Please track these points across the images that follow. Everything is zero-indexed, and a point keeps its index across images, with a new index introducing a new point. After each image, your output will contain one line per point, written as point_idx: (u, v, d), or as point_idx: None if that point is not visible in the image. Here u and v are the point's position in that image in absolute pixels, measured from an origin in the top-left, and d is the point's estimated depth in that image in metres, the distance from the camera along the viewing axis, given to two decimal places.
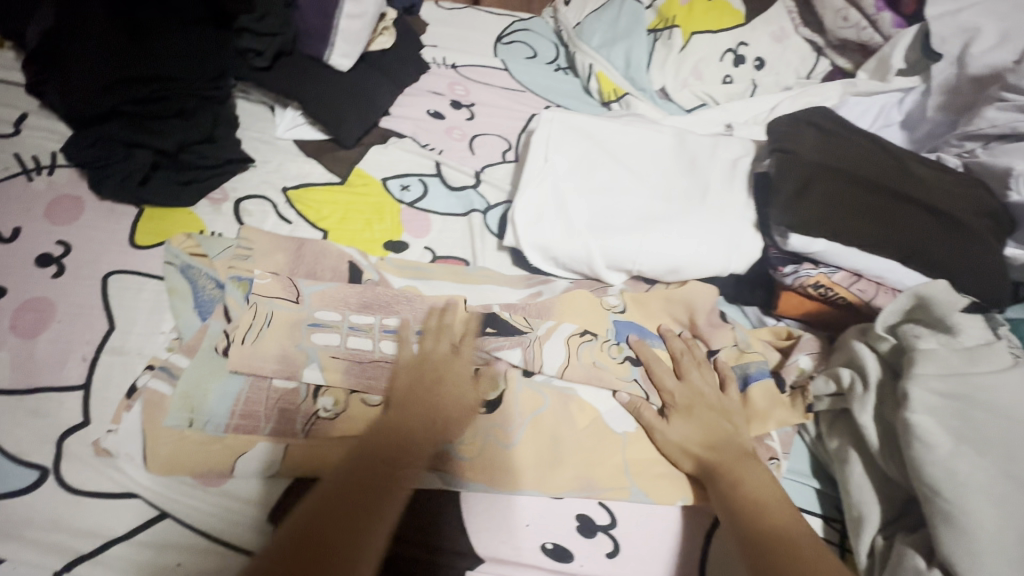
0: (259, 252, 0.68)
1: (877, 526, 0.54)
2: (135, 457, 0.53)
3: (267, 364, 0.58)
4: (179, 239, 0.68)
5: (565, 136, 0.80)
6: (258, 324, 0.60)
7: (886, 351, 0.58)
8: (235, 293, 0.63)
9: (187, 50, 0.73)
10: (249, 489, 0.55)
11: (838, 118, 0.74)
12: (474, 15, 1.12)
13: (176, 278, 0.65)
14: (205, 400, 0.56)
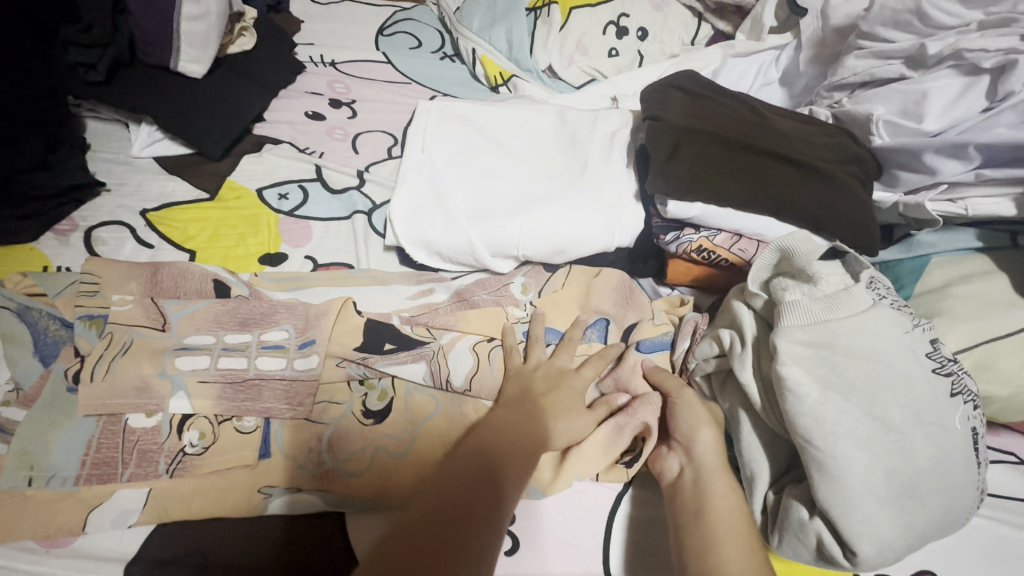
0: (109, 283, 0.61)
1: (768, 482, 0.55)
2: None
3: (124, 398, 0.54)
4: (14, 280, 0.61)
5: (441, 126, 0.77)
6: (112, 353, 0.56)
7: (761, 308, 0.58)
8: (85, 332, 0.57)
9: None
10: (106, 544, 0.50)
11: (706, 82, 0.74)
12: (352, 8, 1.07)
13: (11, 323, 0.58)
14: (48, 451, 0.51)
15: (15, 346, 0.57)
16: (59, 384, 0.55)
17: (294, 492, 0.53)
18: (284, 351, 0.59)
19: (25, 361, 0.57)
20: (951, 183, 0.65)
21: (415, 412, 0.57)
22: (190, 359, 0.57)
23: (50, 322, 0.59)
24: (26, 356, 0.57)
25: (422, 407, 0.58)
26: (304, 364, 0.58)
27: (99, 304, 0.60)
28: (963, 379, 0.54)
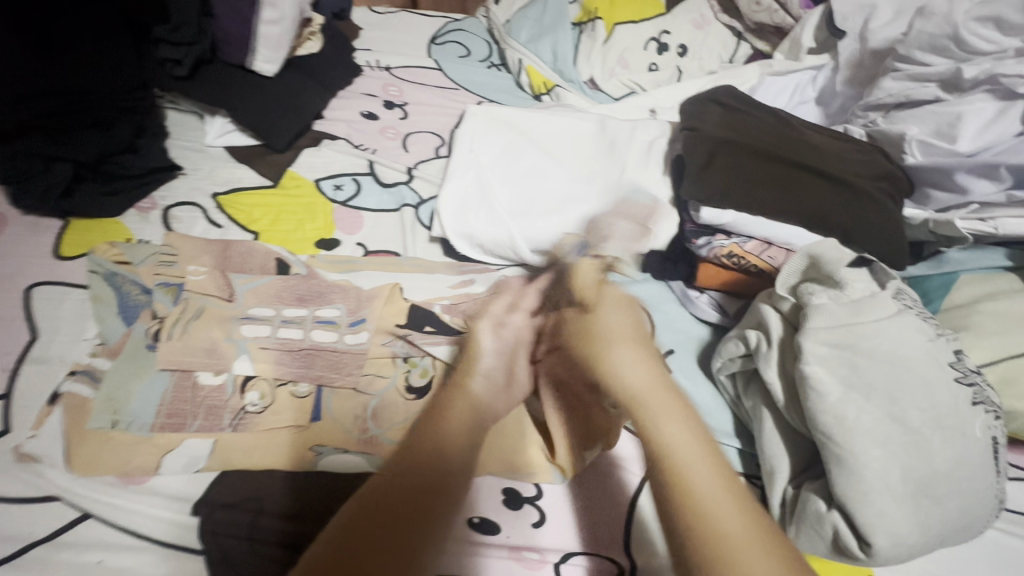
0: (184, 256, 0.69)
1: (787, 477, 0.57)
2: (58, 460, 0.54)
3: (195, 357, 0.60)
4: (105, 249, 0.68)
5: (487, 130, 0.82)
6: (187, 317, 0.62)
7: (788, 310, 0.60)
8: (162, 298, 0.63)
9: (103, 65, 0.73)
10: (175, 486, 0.55)
11: (745, 96, 0.78)
12: (407, 18, 1.14)
13: (101, 286, 0.65)
14: (129, 399, 0.57)
15: (104, 302, 0.64)
16: (138, 340, 0.61)
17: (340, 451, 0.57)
18: (335, 325, 0.65)
19: (110, 317, 0.63)
20: (982, 203, 0.67)
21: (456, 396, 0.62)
22: (254, 326, 0.63)
23: (131, 285, 0.65)
24: (111, 312, 0.63)
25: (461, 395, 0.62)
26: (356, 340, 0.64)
27: (179, 274, 0.66)
28: (986, 390, 0.56)
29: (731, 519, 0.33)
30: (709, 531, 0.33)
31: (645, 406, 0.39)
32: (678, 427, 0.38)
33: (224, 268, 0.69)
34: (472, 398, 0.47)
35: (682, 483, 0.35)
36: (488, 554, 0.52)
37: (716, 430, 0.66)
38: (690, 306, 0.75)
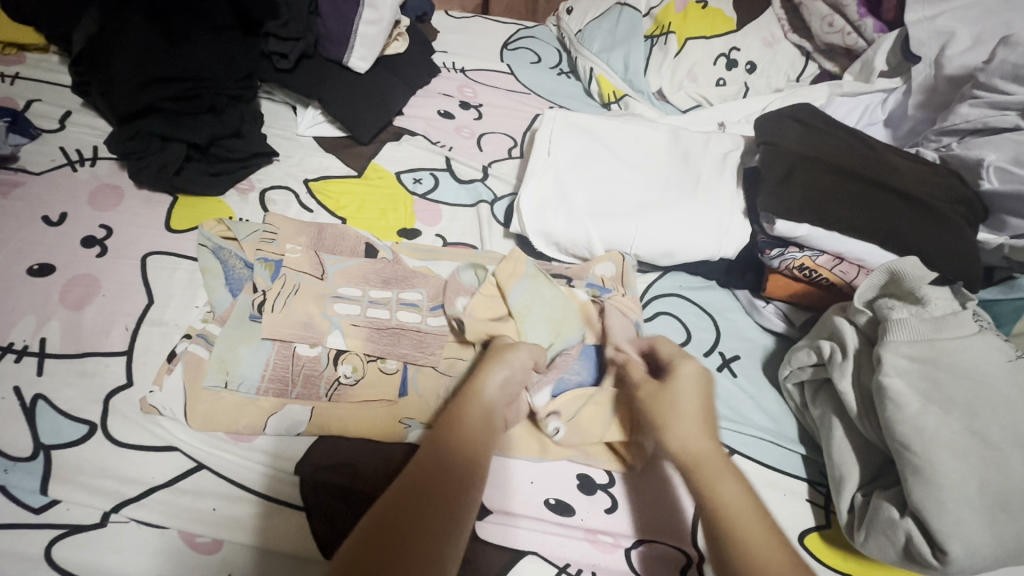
0: (283, 236, 0.72)
1: (857, 485, 0.59)
2: (179, 414, 0.58)
3: (294, 330, 0.63)
4: (213, 224, 0.73)
5: (565, 133, 0.85)
6: (286, 292, 0.65)
7: (864, 324, 0.62)
8: (261, 272, 0.67)
9: (218, 53, 0.80)
10: (277, 446, 0.59)
11: (822, 115, 0.80)
12: (481, 24, 1.19)
13: (209, 258, 0.70)
14: (238, 363, 0.61)
15: (211, 273, 0.69)
16: (244, 311, 0.65)
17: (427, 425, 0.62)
18: (421, 308, 0.68)
19: (218, 288, 0.68)
20: None
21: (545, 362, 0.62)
22: (347, 304, 0.66)
23: (236, 260, 0.70)
24: (218, 283, 0.68)
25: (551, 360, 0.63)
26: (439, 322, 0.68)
27: (276, 251, 0.70)
28: None
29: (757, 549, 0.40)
30: (740, 547, 0.41)
31: (703, 468, 0.45)
32: (727, 480, 0.44)
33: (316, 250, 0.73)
34: (482, 401, 0.50)
35: (728, 526, 0.42)
36: (567, 534, 0.57)
37: (781, 435, 0.68)
38: (756, 315, 0.77)
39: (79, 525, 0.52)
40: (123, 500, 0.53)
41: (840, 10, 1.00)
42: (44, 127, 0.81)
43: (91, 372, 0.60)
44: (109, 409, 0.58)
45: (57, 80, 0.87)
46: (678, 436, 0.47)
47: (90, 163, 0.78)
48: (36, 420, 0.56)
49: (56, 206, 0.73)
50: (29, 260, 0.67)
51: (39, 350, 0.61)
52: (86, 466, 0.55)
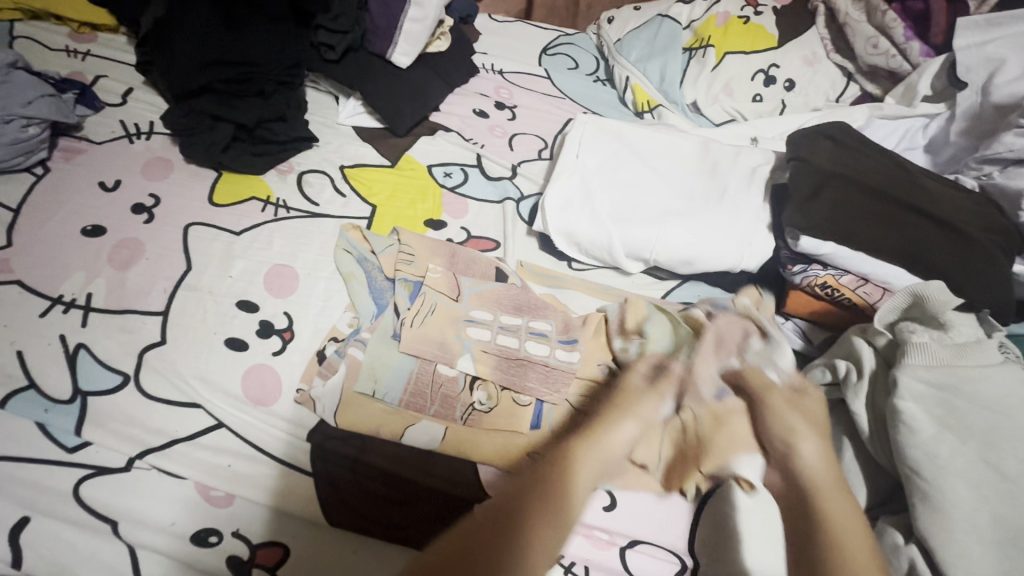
0: None
1: (863, 508, 0.57)
2: (302, 400, 0.62)
3: (430, 349, 0.65)
4: (350, 229, 0.79)
5: (596, 137, 0.86)
6: (424, 311, 0.68)
7: (883, 346, 0.61)
8: (401, 291, 0.70)
9: (270, 43, 0.85)
10: (292, 413, 0.62)
11: (857, 134, 0.78)
12: (523, 28, 1.22)
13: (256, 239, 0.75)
14: (386, 372, 0.63)
15: (375, 278, 0.73)
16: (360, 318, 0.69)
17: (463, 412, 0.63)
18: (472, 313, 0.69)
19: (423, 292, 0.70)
20: None
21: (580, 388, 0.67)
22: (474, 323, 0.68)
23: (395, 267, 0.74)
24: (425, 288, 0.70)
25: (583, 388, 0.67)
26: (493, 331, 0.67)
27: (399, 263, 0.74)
28: None
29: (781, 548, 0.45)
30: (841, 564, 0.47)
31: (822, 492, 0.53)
32: (838, 490, 0.53)
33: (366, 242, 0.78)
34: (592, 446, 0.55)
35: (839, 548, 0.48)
36: None
37: None
38: None
39: (107, 467, 0.56)
40: (148, 448, 0.57)
41: (886, 31, 0.98)
42: (108, 101, 0.87)
43: (129, 328, 0.64)
44: (142, 363, 0.62)
45: (124, 58, 0.93)
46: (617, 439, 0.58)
47: (146, 136, 0.84)
48: (76, 367, 0.60)
49: (112, 173, 0.78)
50: (83, 221, 0.72)
51: (85, 304, 0.65)
52: (116, 413, 0.58)
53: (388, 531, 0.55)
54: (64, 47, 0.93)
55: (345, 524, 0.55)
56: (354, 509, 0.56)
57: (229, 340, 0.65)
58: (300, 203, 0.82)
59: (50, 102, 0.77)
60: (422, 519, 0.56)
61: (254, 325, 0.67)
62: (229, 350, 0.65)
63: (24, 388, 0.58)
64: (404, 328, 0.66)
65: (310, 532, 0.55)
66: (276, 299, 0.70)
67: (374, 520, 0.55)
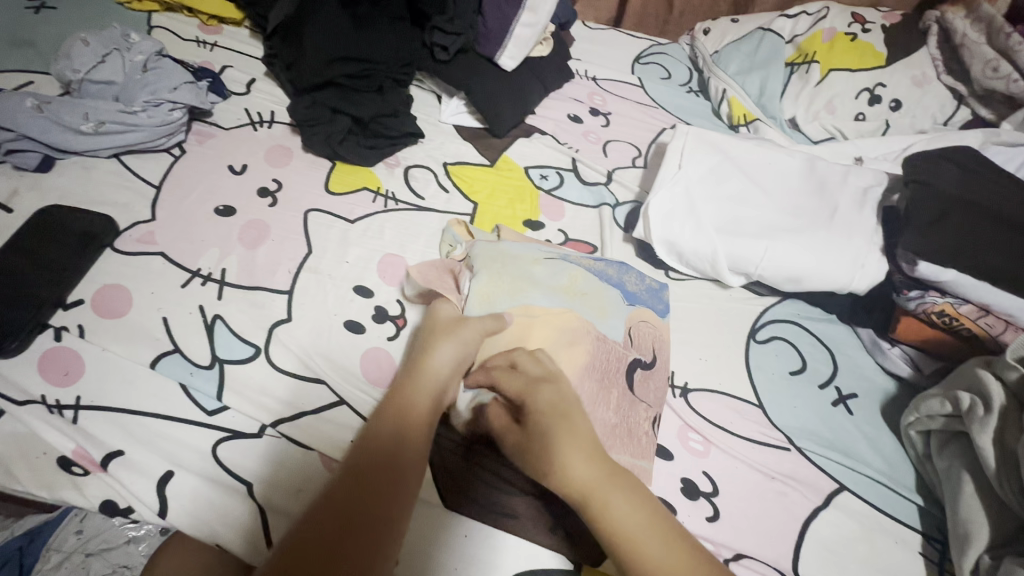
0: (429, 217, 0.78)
1: (985, 546, 0.55)
2: None
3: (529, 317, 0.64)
4: (456, 225, 0.78)
5: (698, 147, 0.85)
6: (519, 274, 0.67)
7: (1014, 381, 0.59)
8: (504, 257, 0.69)
9: (394, 44, 0.91)
10: None
11: (983, 159, 0.75)
12: (616, 37, 1.23)
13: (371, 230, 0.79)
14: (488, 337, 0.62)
15: (499, 263, 0.69)
16: (487, 301, 0.65)
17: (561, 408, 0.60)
18: (584, 307, 0.66)
19: (543, 283, 0.67)
20: None
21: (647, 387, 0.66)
22: (594, 319, 0.66)
23: (513, 252, 0.70)
24: (541, 277, 0.68)
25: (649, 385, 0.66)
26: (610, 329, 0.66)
27: (516, 251, 0.71)
28: None
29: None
30: None
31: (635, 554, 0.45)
32: (621, 505, 0.47)
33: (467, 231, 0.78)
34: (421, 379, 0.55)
35: None
36: None
37: (897, 482, 0.65)
38: (879, 357, 0.75)
39: (240, 431, 0.59)
40: (280, 417, 0.60)
41: (1009, 55, 0.94)
42: (234, 90, 0.93)
43: (260, 305, 0.69)
44: (271, 338, 0.66)
45: (248, 51, 0.99)
46: (565, 469, 0.49)
47: (268, 125, 0.89)
48: (214, 337, 0.65)
49: (240, 158, 0.83)
50: (215, 201, 0.77)
51: (220, 278, 0.70)
52: (250, 382, 0.63)
53: (506, 522, 0.56)
54: (194, 38, 0.99)
55: (463, 512, 0.57)
56: (471, 497, 0.58)
57: (347, 323, 0.69)
58: (406, 196, 0.85)
59: (191, 89, 0.83)
60: (536, 512, 0.57)
61: (370, 310, 0.70)
62: (348, 332, 0.68)
63: (170, 351, 0.63)
64: (503, 290, 0.66)
65: (425, 512, 0.56)
66: (389, 286, 0.73)
67: (490, 509, 0.57)
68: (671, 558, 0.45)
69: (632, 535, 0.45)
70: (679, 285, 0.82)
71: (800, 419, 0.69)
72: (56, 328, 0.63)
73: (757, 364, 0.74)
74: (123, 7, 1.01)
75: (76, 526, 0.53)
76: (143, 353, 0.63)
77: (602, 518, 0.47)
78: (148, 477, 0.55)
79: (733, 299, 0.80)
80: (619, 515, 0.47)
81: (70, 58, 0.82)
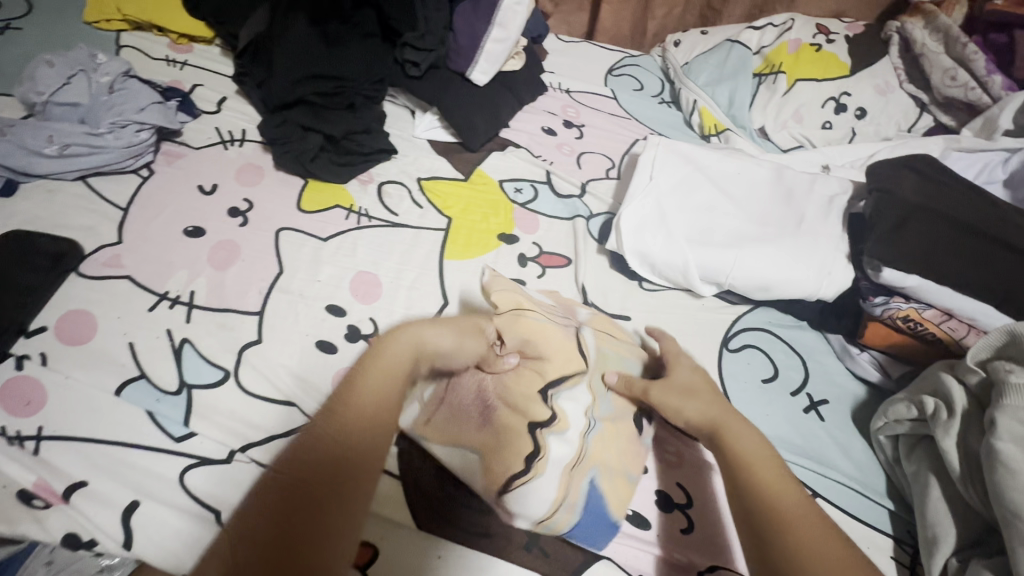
0: (399, 250, 0.80)
1: (952, 549, 0.56)
2: None
3: (563, 310, 0.71)
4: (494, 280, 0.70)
5: (670, 159, 0.86)
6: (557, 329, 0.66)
7: (975, 385, 0.61)
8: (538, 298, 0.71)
9: (365, 60, 0.91)
10: None
11: (942, 166, 0.77)
12: (588, 49, 1.24)
13: (344, 248, 0.79)
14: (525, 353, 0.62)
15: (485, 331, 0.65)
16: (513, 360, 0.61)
17: (524, 486, 0.55)
18: (570, 374, 0.62)
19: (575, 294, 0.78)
20: None
21: (627, 459, 0.61)
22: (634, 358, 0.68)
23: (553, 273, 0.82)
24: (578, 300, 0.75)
25: (630, 451, 0.61)
26: (598, 396, 0.62)
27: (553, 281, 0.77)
28: None
29: (795, 515, 0.49)
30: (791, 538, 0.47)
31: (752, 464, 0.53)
32: (740, 434, 0.55)
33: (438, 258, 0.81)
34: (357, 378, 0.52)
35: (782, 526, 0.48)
36: (643, 547, 0.58)
37: (868, 486, 0.66)
38: (849, 362, 0.76)
39: (209, 458, 0.58)
40: (249, 442, 0.60)
41: (965, 64, 0.97)
42: (205, 109, 0.92)
43: (229, 326, 0.68)
44: (241, 360, 0.65)
45: (218, 68, 0.99)
46: (691, 408, 0.58)
47: (239, 143, 0.88)
48: (182, 361, 0.64)
49: (210, 178, 0.83)
50: (184, 221, 0.77)
51: (188, 301, 0.69)
52: (218, 407, 0.62)
53: (481, 541, 0.56)
54: (164, 57, 0.99)
55: (435, 532, 0.56)
56: (444, 516, 0.57)
57: (320, 343, 0.68)
58: (380, 212, 0.85)
59: (159, 109, 0.82)
60: (510, 530, 0.57)
61: (342, 330, 0.70)
62: (320, 352, 0.67)
63: (135, 377, 0.62)
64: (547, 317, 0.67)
65: (399, 536, 0.56)
66: (361, 304, 0.73)
67: (464, 528, 0.57)
68: (782, 479, 0.52)
69: (756, 460, 0.53)
70: (652, 296, 0.82)
71: (773, 427, 0.70)
72: (16, 357, 0.61)
73: (730, 373, 0.74)
74: (91, 27, 1.00)
75: (46, 557, 0.51)
76: (107, 380, 0.61)
77: (729, 439, 0.55)
78: (112, 509, 0.54)
79: (706, 308, 0.81)
80: (742, 441, 0.55)
81: (34, 80, 0.81)
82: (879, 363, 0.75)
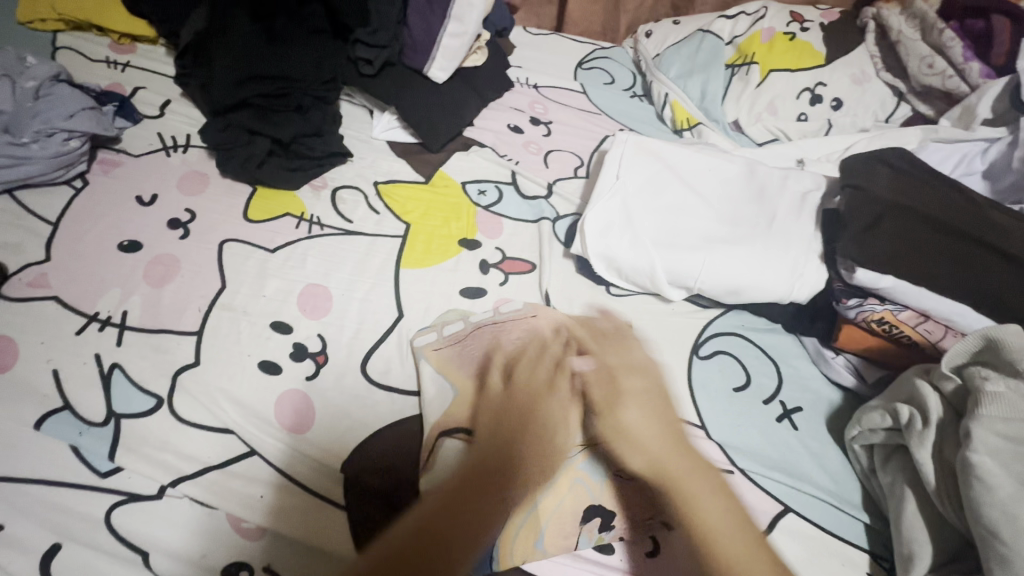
0: (353, 261, 0.76)
1: (928, 567, 0.54)
2: (341, 431, 0.60)
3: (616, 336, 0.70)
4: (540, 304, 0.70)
5: (637, 157, 0.82)
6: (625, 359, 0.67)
7: (950, 392, 0.58)
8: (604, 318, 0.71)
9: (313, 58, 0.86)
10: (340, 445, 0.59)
11: (917, 160, 0.74)
12: (557, 42, 1.19)
13: (292, 259, 0.74)
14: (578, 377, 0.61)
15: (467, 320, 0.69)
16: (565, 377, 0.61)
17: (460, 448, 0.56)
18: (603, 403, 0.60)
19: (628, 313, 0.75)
20: None
21: (557, 525, 0.55)
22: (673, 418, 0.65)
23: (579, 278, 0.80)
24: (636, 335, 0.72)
25: (563, 524, 0.55)
26: (589, 465, 0.58)
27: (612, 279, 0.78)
28: None
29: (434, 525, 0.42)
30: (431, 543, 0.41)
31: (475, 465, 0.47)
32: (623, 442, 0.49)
33: (395, 268, 0.76)
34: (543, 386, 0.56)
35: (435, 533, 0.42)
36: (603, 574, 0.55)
37: (842, 499, 0.63)
38: (823, 366, 0.73)
39: (137, 495, 0.54)
40: (181, 476, 0.55)
41: (943, 51, 0.94)
42: (147, 113, 0.87)
43: (164, 349, 0.63)
44: (176, 385, 0.61)
45: (162, 70, 0.93)
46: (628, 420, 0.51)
47: (182, 149, 0.83)
48: (111, 389, 0.60)
49: (149, 188, 0.78)
50: (119, 236, 0.72)
51: (120, 322, 0.64)
52: (149, 438, 0.58)
53: None
54: (104, 58, 0.93)
55: None
56: None
57: (263, 364, 0.64)
58: (333, 220, 0.80)
59: (90, 115, 0.77)
60: None
61: (288, 348, 0.66)
62: (263, 373, 0.63)
63: (58, 409, 0.58)
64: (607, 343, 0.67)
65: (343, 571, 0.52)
66: (310, 320, 0.69)
67: None
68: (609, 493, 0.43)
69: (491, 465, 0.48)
70: (620, 302, 0.78)
71: (744, 439, 0.67)
72: None
73: (700, 383, 0.71)
74: (25, 27, 0.94)
75: None
76: (27, 412, 0.57)
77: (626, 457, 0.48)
78: (25, 554, 0.50)
79: (676, 313, 0.78)
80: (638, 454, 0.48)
81: None
82: (854, 366, 0.72)
